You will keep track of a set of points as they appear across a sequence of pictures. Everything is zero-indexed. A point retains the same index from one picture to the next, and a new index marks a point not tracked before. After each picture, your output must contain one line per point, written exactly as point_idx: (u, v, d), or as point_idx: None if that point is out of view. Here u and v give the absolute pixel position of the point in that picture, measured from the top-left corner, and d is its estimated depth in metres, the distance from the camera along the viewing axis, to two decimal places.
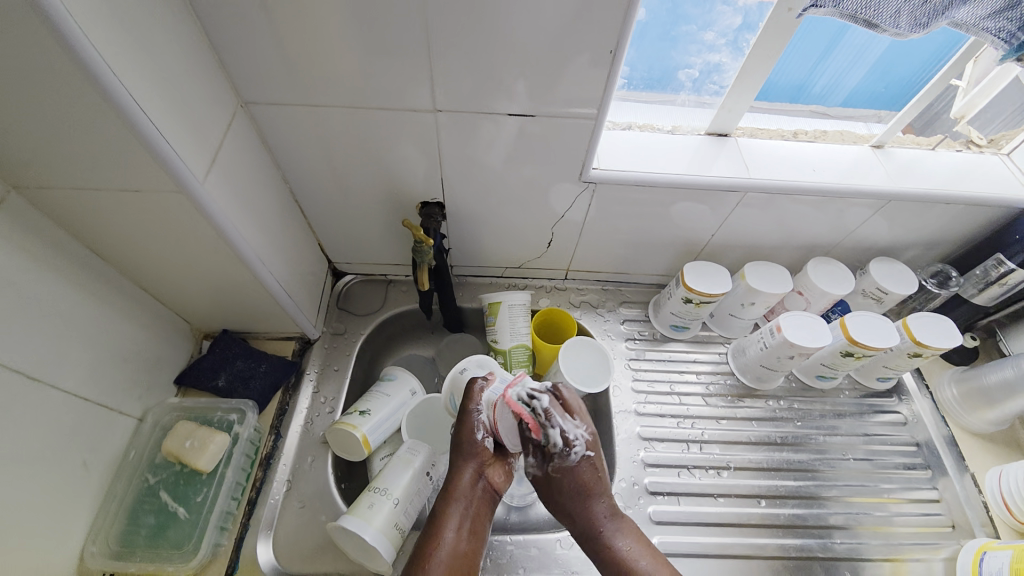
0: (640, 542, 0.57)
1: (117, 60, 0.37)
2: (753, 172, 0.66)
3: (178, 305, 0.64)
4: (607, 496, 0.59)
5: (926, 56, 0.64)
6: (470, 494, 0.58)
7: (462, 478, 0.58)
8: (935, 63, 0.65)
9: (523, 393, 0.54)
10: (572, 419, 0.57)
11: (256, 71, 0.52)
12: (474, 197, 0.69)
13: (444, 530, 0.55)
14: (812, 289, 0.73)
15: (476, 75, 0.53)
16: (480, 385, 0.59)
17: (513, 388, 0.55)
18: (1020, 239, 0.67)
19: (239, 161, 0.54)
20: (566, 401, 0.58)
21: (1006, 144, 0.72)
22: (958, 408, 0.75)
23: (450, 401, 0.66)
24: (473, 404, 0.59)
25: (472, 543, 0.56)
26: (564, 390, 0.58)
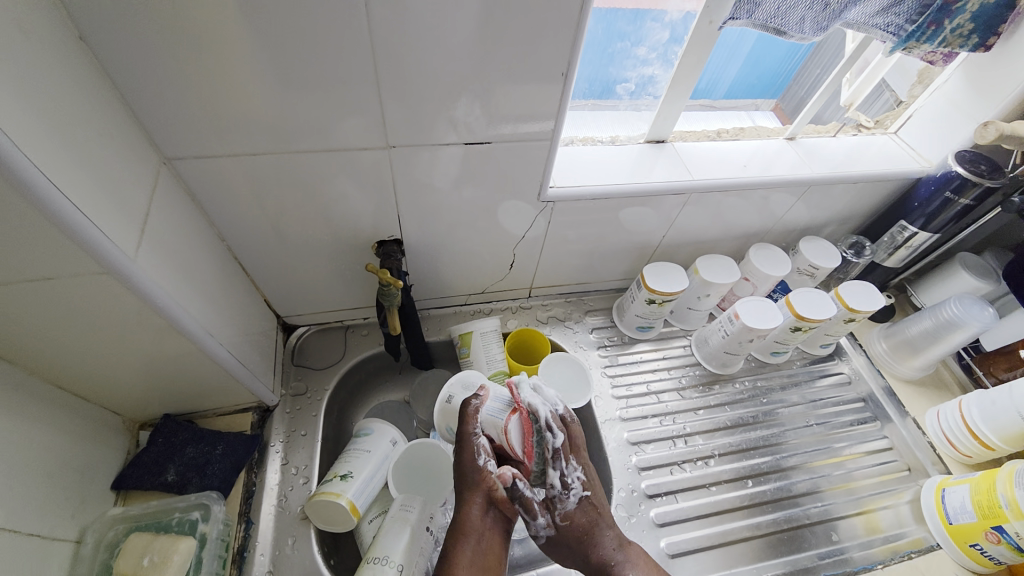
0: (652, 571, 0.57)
1: (18, 126, 0.32)
2: (694, 173, 0.70)
3: (107, 397, 0.55)
4: (614, 527, 0.59)
5: (784, 50, 0.72)
6: (481, 527, 0.54)
7: (470, 514, 0.54)
8: (792, 55, 0.73)
9: (538, 417, 0.58)
10: (573, 462, 0.59)
11: (180, 124, 0.47)
12: (432, 229, 0.67)
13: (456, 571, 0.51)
14: (756, 274, 0.79)
15: (427, 109, 0.52)
16: (474, 405, 0.59)
17: (524, 410, 0.58)
18: (919, 205, 0.77)
19: (170, 225, 0.48)
20: (574, 442, 0.60)
21: (891, 123, 0.83)
22: (889, 360, 0.84)
23: (445, 427, 0.66)
24: (471, 427, 0.59)
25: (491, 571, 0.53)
26: (577, 433, 0.61)
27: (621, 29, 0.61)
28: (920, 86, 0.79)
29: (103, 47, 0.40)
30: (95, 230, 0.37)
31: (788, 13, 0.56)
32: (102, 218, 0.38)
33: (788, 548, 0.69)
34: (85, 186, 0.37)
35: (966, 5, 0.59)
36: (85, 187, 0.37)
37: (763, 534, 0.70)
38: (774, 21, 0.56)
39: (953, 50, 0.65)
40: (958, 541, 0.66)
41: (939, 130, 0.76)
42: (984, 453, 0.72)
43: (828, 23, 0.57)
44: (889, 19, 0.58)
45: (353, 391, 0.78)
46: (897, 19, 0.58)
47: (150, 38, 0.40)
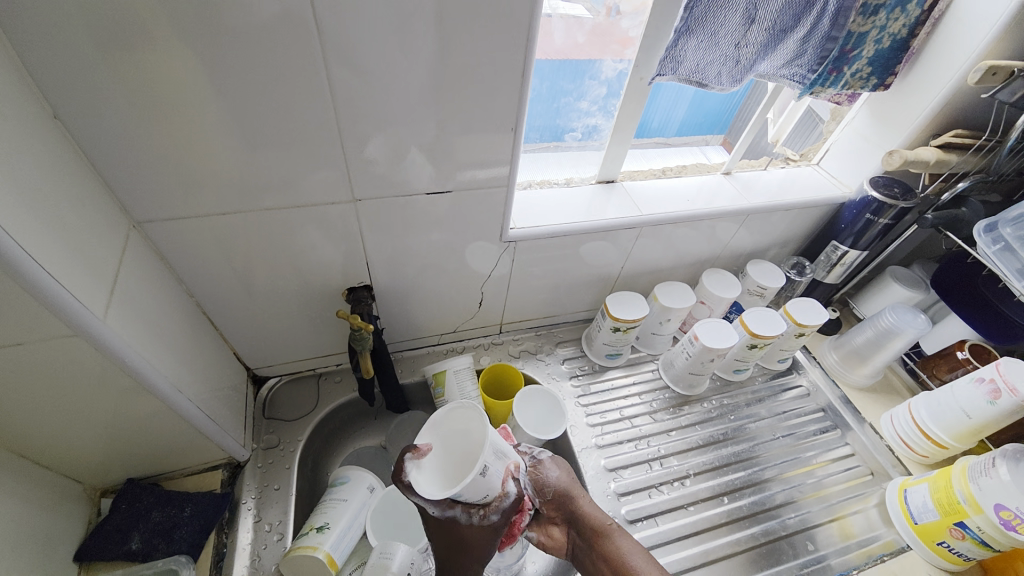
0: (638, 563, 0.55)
1: None
2: (642, 208, 0.76)
3: (68, 464, 0.53)
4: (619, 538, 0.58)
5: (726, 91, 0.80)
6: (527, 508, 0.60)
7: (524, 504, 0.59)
8: (734, 95, 0.81)
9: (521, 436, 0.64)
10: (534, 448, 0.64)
11: (151, 188, 0.49)
12: (401, 273, 0.70)
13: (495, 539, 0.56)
14: (711, 297, 0.84)
15: (390, 163, 0.56)
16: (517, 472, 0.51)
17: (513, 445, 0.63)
18: (845, 227, 0.85)
19: (140, 284, 0.49)
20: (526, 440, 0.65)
21: (814, 156, 0.93)
22: (841, 370, 0.90)
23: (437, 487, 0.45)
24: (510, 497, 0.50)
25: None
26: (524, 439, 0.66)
27: (564, 87, 0.68)
28: (835, 123, 0.89)
29: (77, 122, 0.42)
30: (67, 293, 0.38)
31: (706, 68, 0.64)
32: (74, 281, 0.39)
33: (769, 562, 0.71)
34: (58, 252, 0.39)
35: (861, 53, 0.68)
36: (58, 252, 0.39)
37: (744, 550, 0.71)
38: (695, 74, 0.64)
39: (856, 90, 0.74)
40: (926, 541, 0.69)
41: (854, 160, 0.86)
42: (938, 452, 0.76)
43: (742, 74, 0.66)
44: (795, 70, 0.66)
45: (327, 441, 0.77)
46: (801, 69, 0.66)
47: (125, 111, 0.43)
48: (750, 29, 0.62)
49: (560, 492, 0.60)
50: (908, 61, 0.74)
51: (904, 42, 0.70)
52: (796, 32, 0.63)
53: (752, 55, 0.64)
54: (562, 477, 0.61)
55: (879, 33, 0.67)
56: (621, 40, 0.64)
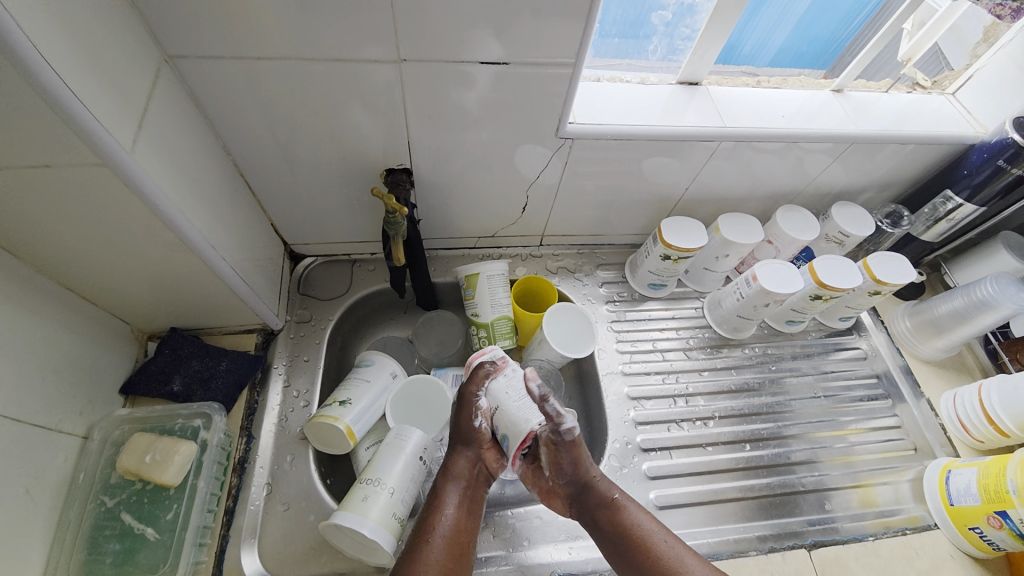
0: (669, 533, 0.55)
1: None
2: (726, 120, 0.65)
3: (118, 304, 0.56)
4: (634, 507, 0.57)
5: (844, 13, 0.66)
6: (468, 474, 0.57)
7: (458, 461, 0.57)
8: (853, 19, 0.67)
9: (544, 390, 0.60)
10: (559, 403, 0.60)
11: (181, 17, 0.44)
12: (443, 162, 0.64)
13: (443, 507, 0.54)
14: (782, 237, 0.75)
15: (443, 20, 0.47)
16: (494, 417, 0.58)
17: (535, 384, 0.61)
18: (968, 174, 0.70)
19: (171, 128, 0.47)
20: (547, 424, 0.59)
21: (949, 85, 0.75)
22: (911, 339, 0.81)
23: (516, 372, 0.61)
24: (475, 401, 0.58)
25: (470, 522, 0.54)
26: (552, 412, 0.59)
27: None
28: (985, 44, 0.72)
29: None
30: (89, 116, 0.36)
31: None
32: (98, 106, 0.37)
33: (778, 512, 0.69)
34: (78, 69, 0.36)
35: None
36: (79, 72, 0.36)
37: (754, 496, 0.70)
38: None
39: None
40: (956, 523, 0.65)
41: (1003, 93, 0.69)
42: (997, 440, 0.70)
43: None
44: None
45: (357, 325, 0.79)
46: None
47: None
48: None
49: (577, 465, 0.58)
50: None
51: None
52: None
53: None
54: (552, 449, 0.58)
55: None
56: None
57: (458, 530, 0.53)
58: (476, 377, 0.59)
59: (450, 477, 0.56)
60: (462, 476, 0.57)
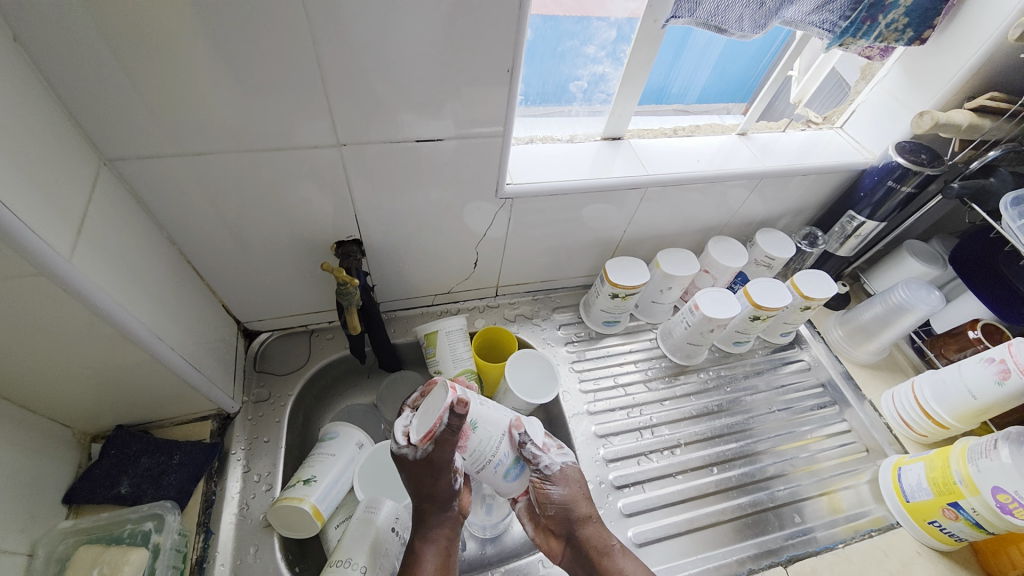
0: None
1: None
2: (649, 168, 0.71)
3: (59, 407, 0.53)
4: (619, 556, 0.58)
5: (750, 56, 0.76)
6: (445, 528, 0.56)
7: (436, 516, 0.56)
8: (760, 59, 0.77)
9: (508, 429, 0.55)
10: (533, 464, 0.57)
11: (123, 122, 0.46)
12: (394, 228, 0.67)
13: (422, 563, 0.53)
14: (715, 266, 0.81)
15: (376, 107, 0.52)
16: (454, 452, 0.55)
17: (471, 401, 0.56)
18: (864, 195, 0.79)
19: (112, 227, 0.48)
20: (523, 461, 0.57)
21: (837, 119, 0.86)
22: (846, 345, 0.87)
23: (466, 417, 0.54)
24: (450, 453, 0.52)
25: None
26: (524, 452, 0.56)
27: (569, 28, 0.62)
28: (864, 81, 0.82)
29: (37, 44, 0.39)
30: (26, 230, 0.37)
31: (726, 12, 0.57)
32: (35, 218, 0.38)
33: (754, 531, 0.71)
34: (14, 183, 0.36)
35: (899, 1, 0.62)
36: (16, 188, 0.37)
37: (729, 519, 0.71)
38: (714, 19, 0.58)
39: (890, 43, 0.68)
40: (916, 519, 0.68)
41: (882, 124, 0.79)
42: (938, 431, 0.75)
43: (765, 20, 0.59)
44: (824, 16, 0.60)
45: (318, 396, 0.77)
46: (831, 16, 0.60)
47: (86, 33, 0.40)
48: None
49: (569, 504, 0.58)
50: (948, 13, 0.68)
51: None
52: None
53: None
54: (568, 492, 0.59)
55: None
56: None
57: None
58: (446, 443, 0.51)
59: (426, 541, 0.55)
60: (441, 534, 0.56)
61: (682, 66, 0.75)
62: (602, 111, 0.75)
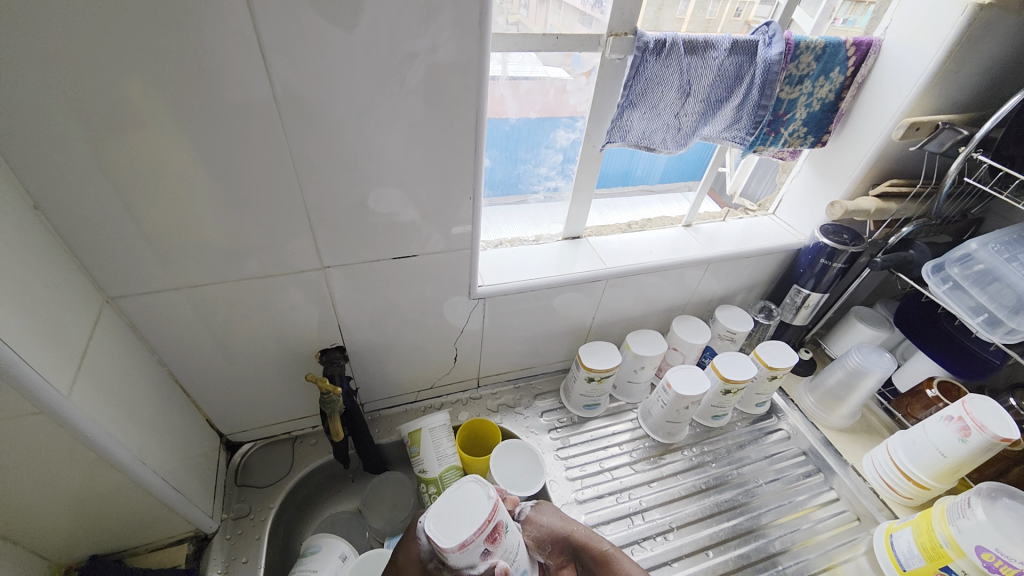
0: None
1: None
2: (607, 262, 0.79)
3: (32, 544, 0.52)
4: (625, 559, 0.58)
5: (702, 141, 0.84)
6: None
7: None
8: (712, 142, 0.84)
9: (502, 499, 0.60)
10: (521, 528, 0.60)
11: (127, 262, 0.51)
12: (374, 331, 0.71)
13: None
14: (682, 344, 0.85)
15: (357, 230, 0.59)
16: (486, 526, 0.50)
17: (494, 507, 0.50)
18: (804, 270, 0.88)
19: (109, 357, 0.51)
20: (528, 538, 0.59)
21: (771, 205, 0.98)
22: (819, 412, 0.90)
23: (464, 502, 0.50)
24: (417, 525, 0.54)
25: None
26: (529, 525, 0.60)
27: (522, 156, 0.73)
28: (785, 174, 0.94)
29: (54, 207, 0.45)
30: (33, 371, 0.40)
31: (651, 135, 0.69)
32: (42, 359, 0.41)
33: None
34: (26, 329, 0.40)
35: (795, 116, 0.75)
36: (28, 333, 0.40)
37: None
38: (642, 141, 0.70)
39: (796, 147, 0.80)
40: None
41: (807, 210, 0.90)
42: (922, 493, 0.76)
43: (686, 138, 0.71)
44: (734, 133, 0.72)
45: (301, 506, 0.76)
46: (740, 133, 0.72)
47: (103, 195, 0.46)
48: (687, 102, 0.67)
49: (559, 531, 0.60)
50: (840, 120, 0.81)
51: (833, 104, 0.77)
52: (730, 101, 0.69)
53: (692, 122, 0.69)
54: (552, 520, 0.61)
55: (808, 98, 0.74)
56: (570, 113, 0.69)
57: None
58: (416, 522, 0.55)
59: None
60: None
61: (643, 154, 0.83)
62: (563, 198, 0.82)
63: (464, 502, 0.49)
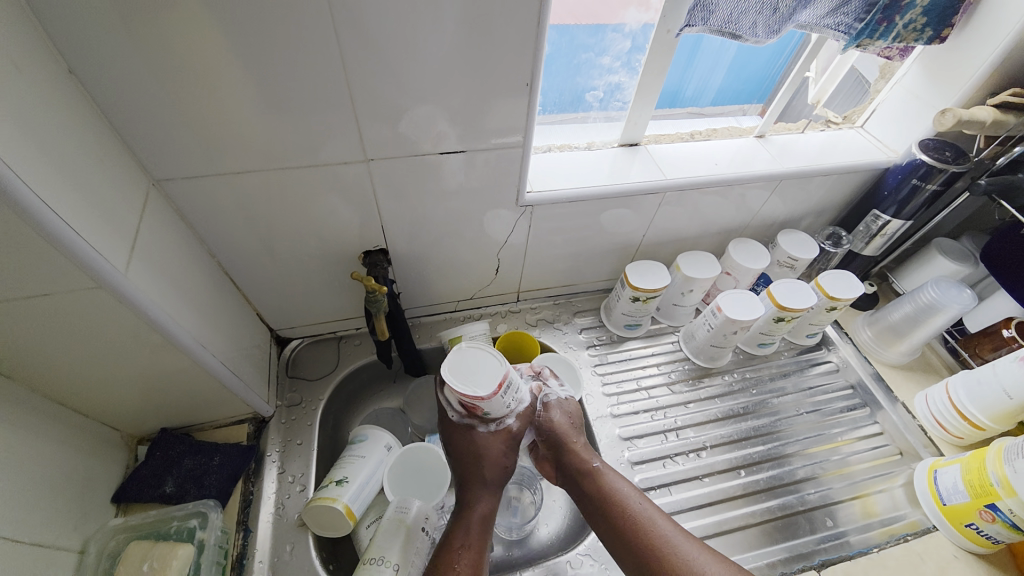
0: (635, 489, 0.57)
1: (20, 158, 0.35)
2: (667, 173, 0.72)
3: (112, 412, 0.57)
4: (610, 469, 0.59)
5: (769, 55, 0.75)
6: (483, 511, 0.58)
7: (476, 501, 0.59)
8: (778, 58, 0.76)
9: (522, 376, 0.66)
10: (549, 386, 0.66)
11: (169, 144, 0.49)
12: (418, 237, 0.69)
13: (454, 549, 0.54)
14: (737, 268, 0.80)
15: (402, 121, 0.54)
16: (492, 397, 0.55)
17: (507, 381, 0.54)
18: (888, 194, 0.79)
19: (161, 243, 0.51)
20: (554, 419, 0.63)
21: (858, 118, 0.86)
22: (875, 347, 0.86)
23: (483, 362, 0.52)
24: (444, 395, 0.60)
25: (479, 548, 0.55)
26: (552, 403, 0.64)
27: (584, 42, 0.64)
28: (883, 80, 0.81)
29: (90, 76, 0.43)
30: (87, 246, 0.40)
31: (740, 18, 0.58)
32: (95, 235, 0.41)
33: (784, 535, 0.70)
34: (75, 203, 0.40)
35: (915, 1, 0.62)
36: (78, 208, 0.40)
37: (757, 522, 0.71)
38: (727, 26, 0.59)
39: (909, 44, 0.68)
40: (953, 523, 0.66)
41: (903, 122, 0.79)
42: (975, 434, 0.73)
43: (779, 27, 0.60)
44: (839, 19, 0.61)
45: (347, 400, 0.80)
46: (847, 19, 0.61)
47: (136, 69, 0.43)
48: None
49: (559, 433, 0.62)
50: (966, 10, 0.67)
51: None
52: None
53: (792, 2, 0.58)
54: (564, 418, 0.63)
55: None
56: None
57: (482, 538, 0.56)
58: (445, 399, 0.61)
59: (474, 518, 0.58)
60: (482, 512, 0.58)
61: (696, 73, 0.75)
62: (619, 118, 0.76)
63: (478, 365, 0.52)
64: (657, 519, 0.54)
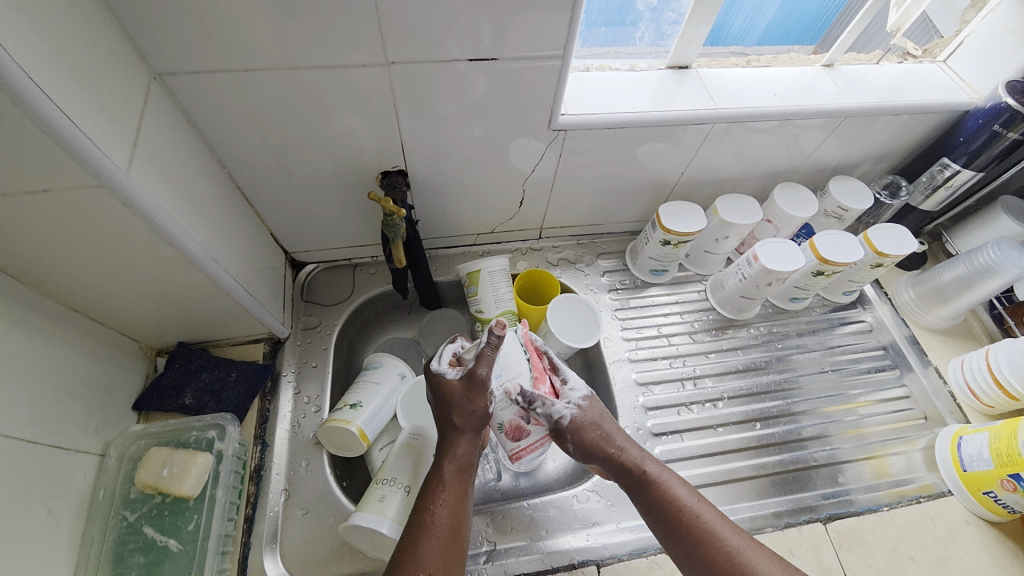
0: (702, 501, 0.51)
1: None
2: (717, 102, 0.65)
3: (125, 323, 0.57)
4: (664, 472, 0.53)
5: None
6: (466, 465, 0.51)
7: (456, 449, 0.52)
8: None
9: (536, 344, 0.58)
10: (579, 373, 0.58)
11: (168, 31, 0.44)
12: (440, 162, 0.64)
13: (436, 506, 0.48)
14: (781, 216, 0.75)
15: (427, 19, 0.47)
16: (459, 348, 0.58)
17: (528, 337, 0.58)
18: (964, 141, 0.70)
19: (164, 145, 0.47)
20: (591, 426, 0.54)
21: (940, 52, 0.75)
22: (916, 309, 0.81)
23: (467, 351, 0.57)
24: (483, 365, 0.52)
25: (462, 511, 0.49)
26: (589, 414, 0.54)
27: None
28: (974, 10, 0.72)
29: None
30: (82, 139, 0.36)
31: None
32: (91, 128, 0.37)
33: (792, 488, 0.69)
34: (67, 88, 0.36)
35: None
36: (69, 95, 0.36)
37: (767, 473, 0.70)
38: None
39: None
40: (971, 489, 0.65)
41: (995, 59, 0.69)
42: (1008, 404, 0.70)
43: None
44: None
45: (362, 328, 0.79)
46: None
47: None
48: None
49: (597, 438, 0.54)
50: None
51: None
52: None
53: None
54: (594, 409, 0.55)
55: None
56: None
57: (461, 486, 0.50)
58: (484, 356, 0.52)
59: (452, 461, 0.51)
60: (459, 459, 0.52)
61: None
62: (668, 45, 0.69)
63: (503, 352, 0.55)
64: (726, 531, 0.49)
